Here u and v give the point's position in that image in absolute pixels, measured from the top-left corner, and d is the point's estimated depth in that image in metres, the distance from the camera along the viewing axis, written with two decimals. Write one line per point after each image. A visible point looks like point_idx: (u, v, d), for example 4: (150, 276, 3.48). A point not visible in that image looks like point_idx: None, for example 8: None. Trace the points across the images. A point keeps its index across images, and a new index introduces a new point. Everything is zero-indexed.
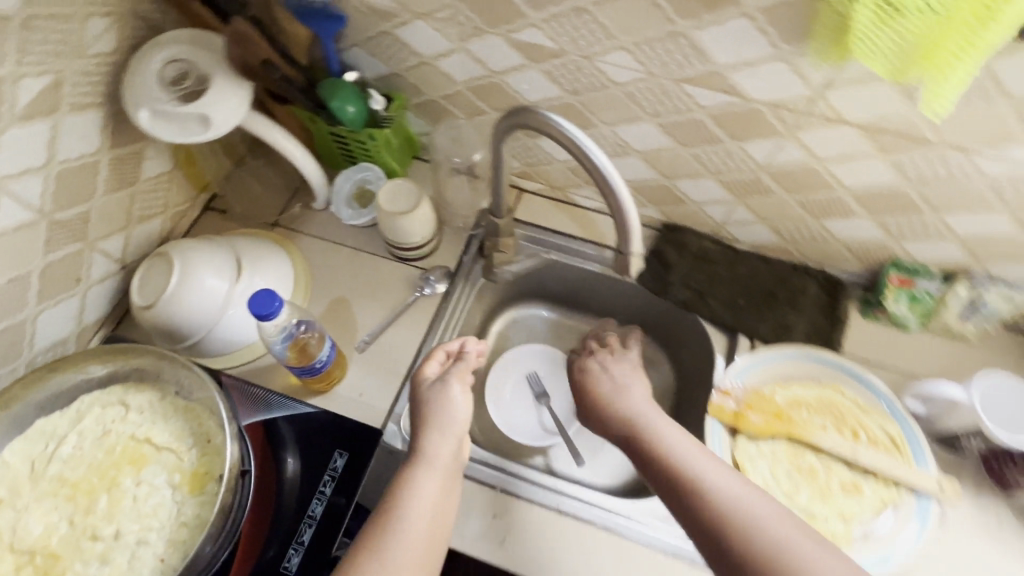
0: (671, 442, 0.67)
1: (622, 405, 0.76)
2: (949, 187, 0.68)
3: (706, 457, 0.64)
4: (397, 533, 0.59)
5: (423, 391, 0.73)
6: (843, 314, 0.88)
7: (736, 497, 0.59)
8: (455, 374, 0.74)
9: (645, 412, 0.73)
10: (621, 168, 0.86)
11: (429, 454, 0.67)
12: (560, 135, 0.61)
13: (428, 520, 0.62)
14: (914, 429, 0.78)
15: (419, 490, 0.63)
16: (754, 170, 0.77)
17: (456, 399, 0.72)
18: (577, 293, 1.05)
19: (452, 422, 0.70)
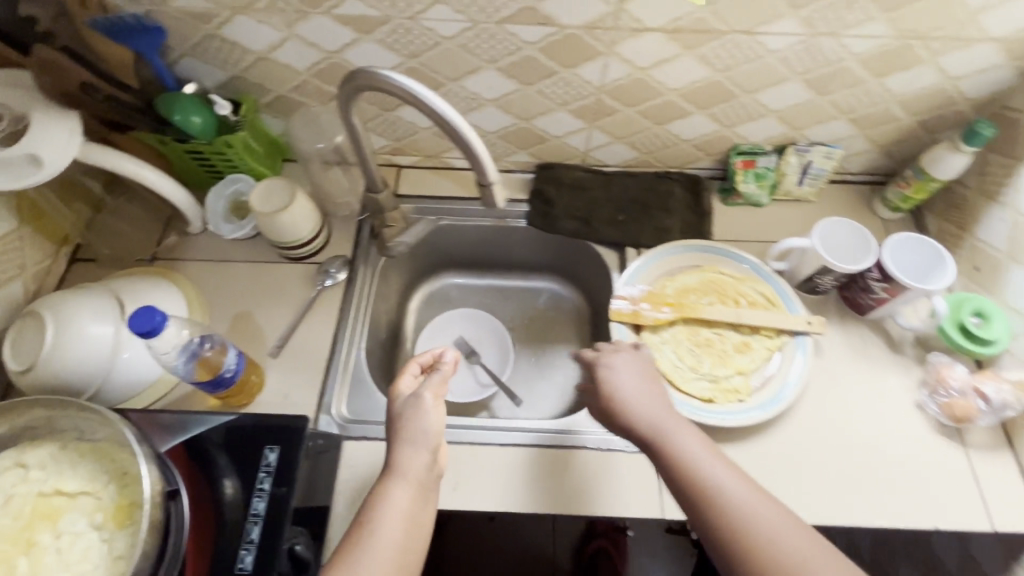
0: (686, 445, 0.66)
1: (633, 401, 0.72)
2: (750, 69, 0.78)
3: (724, 467, 0.64)
4: (366, 548, 0.60)
5: (396, 407, 0.71)
6: (707, 205, 0.99)
7: (752, 512, 0.60)
8: (428, 386, 0.72)
9: (659, 411, 0.70)
10: (481, 121, 0.91)
11: (402, 466, 0.66)
12: (389, 87, 0.64)
13: (400, 535, 0.62)
14: (780, 283, 0.89)
15: (389, 502, 0.64)
16: (593, 93, 0.84)
17: (426, 410, 0.70)
18: (480, 251, 1.10)
19: (424, 434, 0.68)
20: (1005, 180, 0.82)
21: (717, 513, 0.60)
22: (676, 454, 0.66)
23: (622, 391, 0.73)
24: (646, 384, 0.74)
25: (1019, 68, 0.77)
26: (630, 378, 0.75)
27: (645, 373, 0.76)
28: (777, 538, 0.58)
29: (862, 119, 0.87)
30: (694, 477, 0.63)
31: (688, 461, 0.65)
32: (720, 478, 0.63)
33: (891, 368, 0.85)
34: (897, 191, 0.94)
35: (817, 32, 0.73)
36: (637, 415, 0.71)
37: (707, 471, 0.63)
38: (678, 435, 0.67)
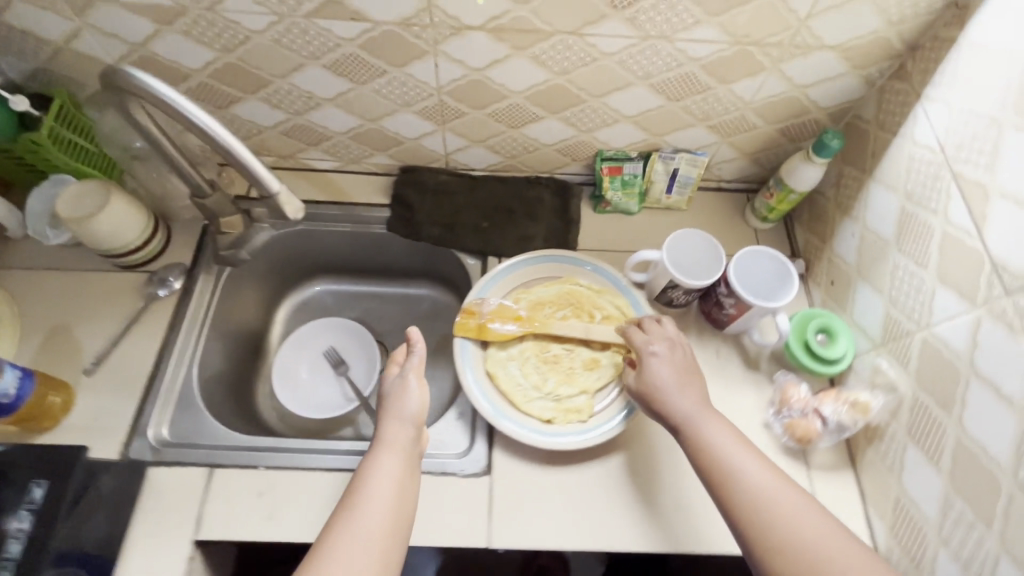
0: (717, 437, 0.67)
1: (670, 395, 0.70)
2: (590, 72, 0.74)
3: (752, 460, 0.65)
4: (362, 510, 0.62)
5: (388, 386, 0.74)
6: (575, 213, 0.95)
7: (773, 501, 0.61)
8: (412, 368, 0.73)
9: (693, 405, 0.69)
10: (325, 120, 0.85)
11: (388, 439, 0.69)
12: (145, 90, 0.58)
13: (394, 501, 0.64)
14: (636, 297, 0.86)
15: (379, 472, 0.65)
16: (433, 94, 0.79)
17: (410, 388, 0.72)
18: (349, 256, 1.05)
19: (410, 412, 0.71)
20: (856, 193, 0.80)
21: (743, 501, 0.62)
22: (704, 445, 0.66)
23: (667, 389, 0.71)
24: (689, 370, 0.73)
25: (864, 78, 0.75)
26: (670, 369, 0.72)
27: (683, 364, 0.73)
28: (799, 526, 0.59)
29: (720, 127, 0.84)
30: (721, 467, 0.64)
31: (717, 452, 0.66)
32: (746, 469, 0.64)
33: (742, 386, 0.83)
34: (762, 202, 0.91)
35: (648, 35, 0.69)
36: (674, 407, 0.70)
37: (734, 462, 0.64)
38: (710, 429, 0.67)
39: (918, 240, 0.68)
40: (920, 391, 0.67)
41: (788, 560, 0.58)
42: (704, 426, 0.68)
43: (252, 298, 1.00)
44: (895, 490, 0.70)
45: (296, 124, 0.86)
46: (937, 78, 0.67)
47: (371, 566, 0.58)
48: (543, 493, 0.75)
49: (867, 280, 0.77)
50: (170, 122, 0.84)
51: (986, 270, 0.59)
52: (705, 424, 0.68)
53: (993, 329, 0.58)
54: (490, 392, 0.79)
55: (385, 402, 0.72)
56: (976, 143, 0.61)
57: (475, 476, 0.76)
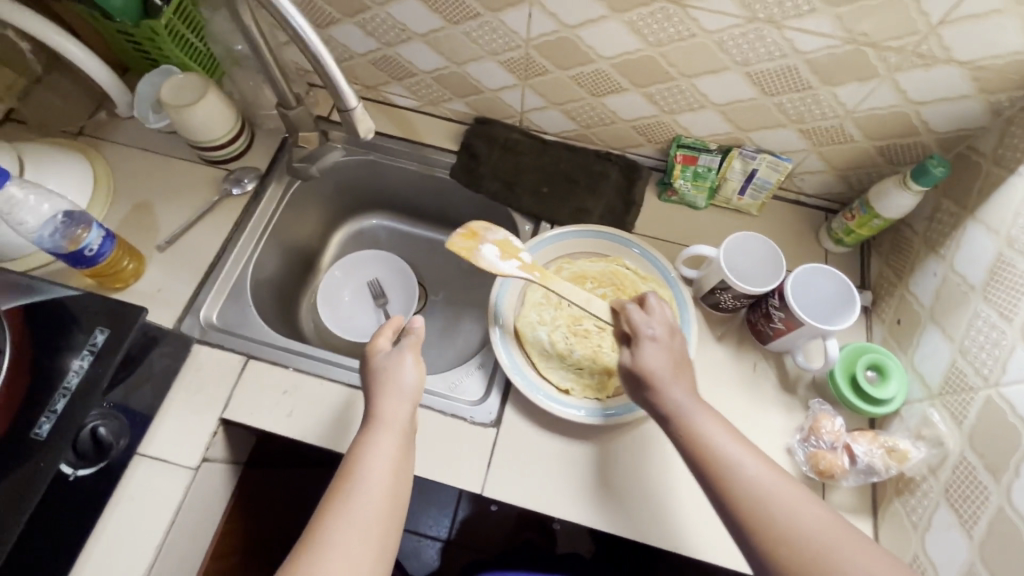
0: (710, 428, 0.62)
1: (664, 383, 0.66)
2: (685, 47, 0.71)
3: (747, 455, 0.60)
4: (360, 481, 0.60)
5: (375, 367, 0.70)
6: (639, 196, 0.93)
7: (774, 495, 0.57)
8: (407, 345, 0.71)
9: (687, 396, 0.65)
10: (414, 56, 0.88)
11: (381, 414, 0.66)
12: None
13: (392, 475, 0.61)
14: (681, 290, 0.83)
15: (376, 448, 0.63)
16: (521, 45, 0.79)
17: (407, 367, 0.69)
18: (410, 196, 1.08)
19: (407, 389, 0.68)
20: (950, 231, 0.73)
21: (742, 495, 0.58)
22: (698, 434, 0.62)
23: (660, 376, 0.66)
24: (677, 360, 0.68)
25: (988, 105, 0.67)
26: (667, 359, 0.67)
27: (678, 355, 0.69)
28: (800, 522, 0.55)
29: (813, 133, 0.79)
30: (717, 458, 0.60)
31: (710, 442, 0.61)
32: (744, 461, 0.60)
33: (773, 405, 0.79)
34: (841, 222, 0.85)
35: (756, 17, 0.65)
36: (667, 398, 0.65)
37: (731, 454, 0.60)
38: (702, 420, 0.63)
39: (1008, 290, 0.61)
40: (970, 449, 0.62)
41: (795, 557, 0.54)
42: (695, 418, 0.64)
43: (315, 215, 1.06)
44: (914, 549, 0.65)
45: (386, 55, 0.89)
46: None
47: (368, 546, 0.56)
48: (546, 459, 0.75)
49: (938, 324, 0.71)
50: (275, 34, 0.89)
51: None
52: (697, 415, 0.64)
53: None
54: (514, 350, 0.80)
55: (373, 381, 0.69)
56: None
57: (484, 425, 0.77)
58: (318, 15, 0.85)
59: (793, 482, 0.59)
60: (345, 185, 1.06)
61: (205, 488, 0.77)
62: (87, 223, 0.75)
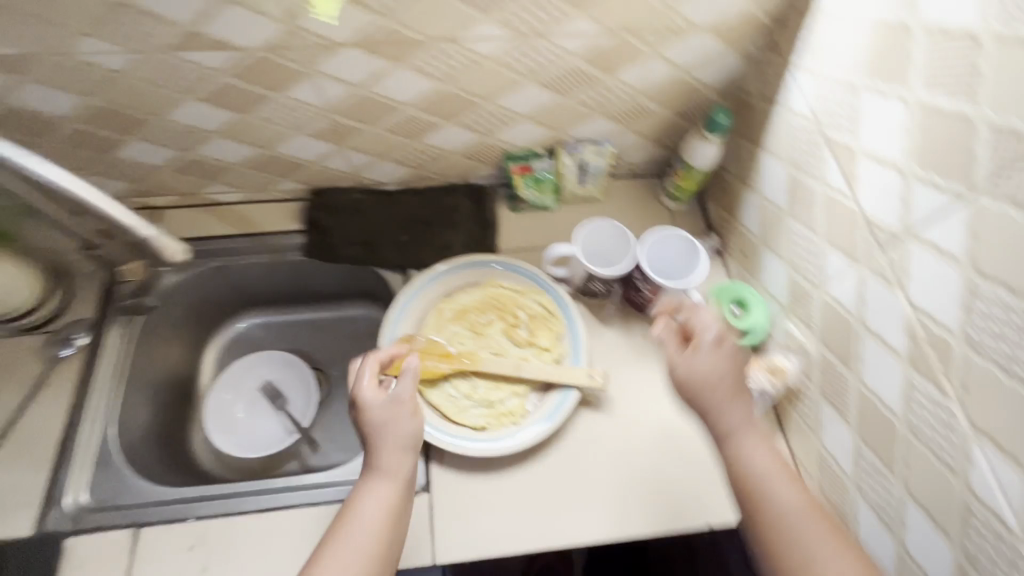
0: (757, 464, 0.63)
1: (721, 403, 0.65)
2: (475, 75, 0.74)
3: (784, 483, 0.62)
4: (351, 535, 0.63)
5: (367, 415, 0.69)
6: (493, 215, 0.95)
7: (802, 527, 0.59)
8: (402, 390, 0.69)
9: (741, 420, 0.65)
10: (219, 152, 0.83)
11: (380, 464, 0.67)
12: None
13: (384, 526, 0.64)
14: (559, 291, 0.86)
15: (371, 497, 0.66)
16: (322, 114, 0.77)
17: (404, 421, 0.69)
18: (274, 286, 1.03)
19: (406, 437, 0.69)
20: (752, 166, 0.82)
21: (769, 516, 0.60)
22: (738, 465, 0.64)
23: (720, 392, 0.65)
24: (734, 367, 0.67)
25: (741, 54, 0.77)
26: (726, 365, 0.66)
27: (734, 363, 0.67)
28: (818, 563, 0.57)
29: (618, 115, 0.85)
30: (755, 487, 0.62)
31: (753, 470, 0.63)
32: (780, 490, 0.61)
33: (670, 364, 0.85)
34: (671, 182, 0.93)
35: (523, 33, 0.69)
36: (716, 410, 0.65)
37: (768, 485, 0.62)
38: (747, 444, 0.64)
39: (806, 206, 0.70)
40: (824, 347, 0.69)
41: None
42: (743, 449, 0.64)
43: (176, 340, 0.97)
44: (818, 449, 0.72)
45: (188, 159, 0.84)
46: (801, 48, 0.68)
47: None
48: (486, 502, 0.75)
49: (771, 248, 0.79)
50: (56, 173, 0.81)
51: (864, 228, 0.60)
52: (744, 449, 0.64)
53: (875, 284, 0.59)
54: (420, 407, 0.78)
55: (366, 427, 0.69)
56: (842, 108, 0.62)
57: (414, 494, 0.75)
58: (95, 141, 0.78)
59: (824, 516, 0.60)
60: (197, 300, 0.98)
61: None
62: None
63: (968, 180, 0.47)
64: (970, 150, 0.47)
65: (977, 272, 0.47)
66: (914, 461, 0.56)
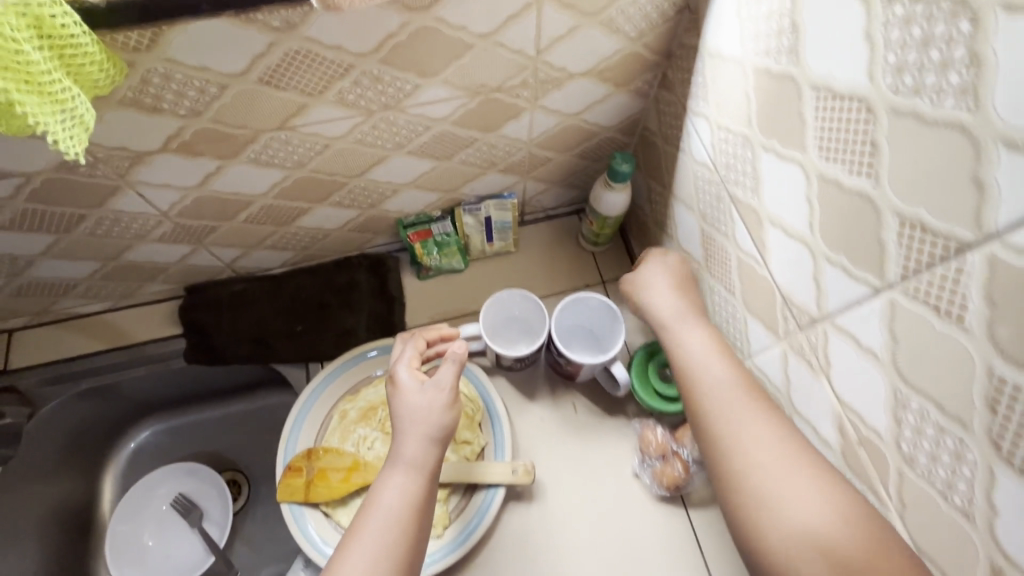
0: (695, 348, 0.56)
1: (655, 298, 0.62)
2: (329, 157, 0.63)
3: (718, 361, 0.54)
4: (370, 528, 0.53)
5: (401, 394, 0.60)
6: (397, 287, 0.85)
7: (735, 409, 0.50)
8: (445, 371, 0.61)
9: (678, 309, 0.60)
10: (55, 272, 0.72)
11: (401, 449, 0.58)
12: None
13: (406, 523, 0.54)
14: (473, 371, 0.77)
15: (387, 489, 0.56)
16: (161, 221, 0.66)
17: (438, 407, 0.59)
18: (169, 391, 0.92)
19: (432, 423, 0.58)
20: (666, 210, 0.73)
21: (702, 400, 0.52)
22: (676, 350, 0.57)
23: (655, 288, 0.63)
24: (679, 282, 0.63)
25: (633, 92, 0.67)
26: (671, 276, 0.64)
27: (682, 275, 0.64)
28: (752, 444, 0.47)
29: (513, 167, 0.76)
30: (687, 368, 0.55)
31: (686, 352, 0.56)
32: (710, 367, 0.53)
33: (606, 436, 0.77)
34: (588, 228, 0.84)
35: (371, 110, 0.58)
36: (662, 305, 0.61)
37: (700, 365, 0.54)
38: (687, 330, 0.58)
39: (721, 264, 0.62)
40: None
41: (734, 481, 0.47)
42: (676, 332, 0.58)
43: (59, 474, 0.86)
44: None
45: (23, 283, 0.73)
46: (694, 89, 0.59)
47: None
48: None
49: None
50: None
51: (780, 302, 0.52)
52: (677, 331, 0.58)
53: (799, 366, 0.51)
54: (330, 536, 0.69)
55: (396, 408, 0.60)
56: (740, 164, 0.53)
57: None
58: None
59: (763, 396, 0.51)
60: (76, 425, 0.86)
61: None
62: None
63: (881, 274, 0.39)
64: (879, 239, 0.39)
65: (900, 378, 0.40)
66: None
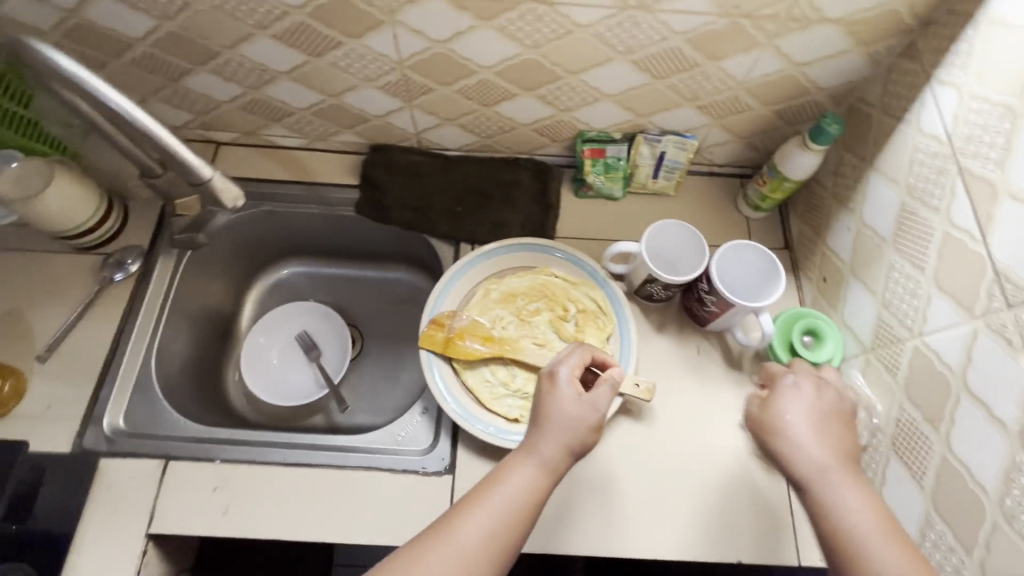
0: (852, 513, 0.51)
1: (797, 437, 0.57)
2: (564, 46, 0.68)
3: (886, 544, 0.49)
4: (495, 503, 0.58)
5: (557, 395, 0.64)
6: (556, 198, 0.89)
7: None
8: (599, 391, 0.64)
9: (830, 461, 0.55)
10: (284, 95, 0.81)
11: (540, 446, 0.61)
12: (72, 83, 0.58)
13: (522, 512, 0.58)
14: (613, 289, 0.81)
15: (515, 476, 0.60)
16: (394, 67, 0.73)
17: (586, 423, 0.63)
18: (324, 238, 1.01)
19: (574, 428, 0.62)
20: (856, 184, 0.73)
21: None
22: (824, 515, 0.52)
23: (796, 427, 0.58)
24: (828, 420, 0.59)
25: (868, 56, 0.67)
26: (806, 415, 0.59)
27: (826, 410, 0.59)
28: None
29: (712, 107, 0.77)
30: (847, 537, 0.50)
31: (840, 518, 0.51)
32: (877, 545, 0.49)
33: (723, 385, 0.79)
34: (756, 189, 0.84)
35: (628, 5, 0.62)
36: (807, 458, 0.56)
37: (862, 536, 0.50)
38: (841, 493, 0.52)
39: (917, 240, 0.61)
40: (905, 404, 0.62)
41: None
42: (826, 490, 0.53)
43: (222, 280, 0.97)
44: None
45: (256, 98, 0.82)
46: (950, 58, 0.59)
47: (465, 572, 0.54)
48: None
49: (861, 279, 0.71)
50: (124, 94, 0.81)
51: (990, 277, 0.52)
52: (826, 488, 0.53)
53: (990, 344, 0.51)
54: (455, 389, 0.76)
55: (547, 405, 0.64)
56: (990, 137, 0.53)
57: (437, 474, 0.73)
58: (165, 69, 0.77)
59: None
60: (246, 241, 0.97)
61: None
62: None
63: None
64: None
65: None
66: (999, 549, 0.50)
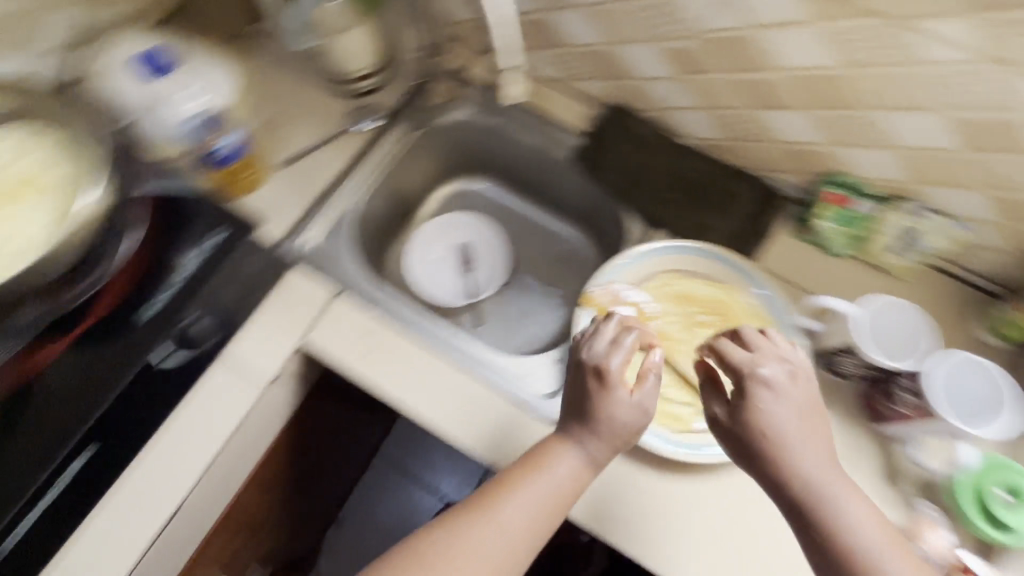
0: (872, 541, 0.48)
1: (797, 445, 0.50)
2: (884, 74, 0.64)
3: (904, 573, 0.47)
4: (533, 489, 0.58)
5: (609, 398, 0.59)
6: (771, 227, 0.83)
7: None
8: (647, 395, 0.59)
9: (839, 482, 0.50)
10: (569, 26, 0.84)
11: (586, 442, 0.60)
12: None
13: (564, 499, 0.59)
14: (798, 342, 0.75)
15: (560, 466, 0.59)
16: (695, 35, 0.73)
17: (637, 429, 0.59)
18: (524, 171, 1.03)
19: (626, 431, 0.59)
20: None
21: None
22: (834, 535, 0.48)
23: (793, 436, 0.51)
24: (800, 419, 0.52)
25: None
26: (793, 415, 0.52)
27: (806, 406, 0.53)
28: None
29: (1009, 203, 0.68)
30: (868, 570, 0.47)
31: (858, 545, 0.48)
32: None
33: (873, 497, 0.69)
34: (1008, 313, 0.73)
35: (991, 56, 0.57)
36: (822, 477, 0.50)
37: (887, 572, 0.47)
38: (857, 516, 0.48)
39: None
40: None
41: None
42: (838, 514, 0.48)
43: (425, 168, 1.03)
44: None
45: (543, 19, 0.86)
46: None
47: (504, 557, 0.56)
48: (609, 488, 0.69)
49: None
50: None
51: None
52: (838, 513, 0.48)
53: None
54: None
55: (596, 410, 0.59)
56: None
57: (548, 424, 0.73)
58: None
59: None
60: (460, 144, 1.02)
61: (269, 409, 0.77)
62: (128, 64, 0.73)
63: None
64: None
65: None
66: None
